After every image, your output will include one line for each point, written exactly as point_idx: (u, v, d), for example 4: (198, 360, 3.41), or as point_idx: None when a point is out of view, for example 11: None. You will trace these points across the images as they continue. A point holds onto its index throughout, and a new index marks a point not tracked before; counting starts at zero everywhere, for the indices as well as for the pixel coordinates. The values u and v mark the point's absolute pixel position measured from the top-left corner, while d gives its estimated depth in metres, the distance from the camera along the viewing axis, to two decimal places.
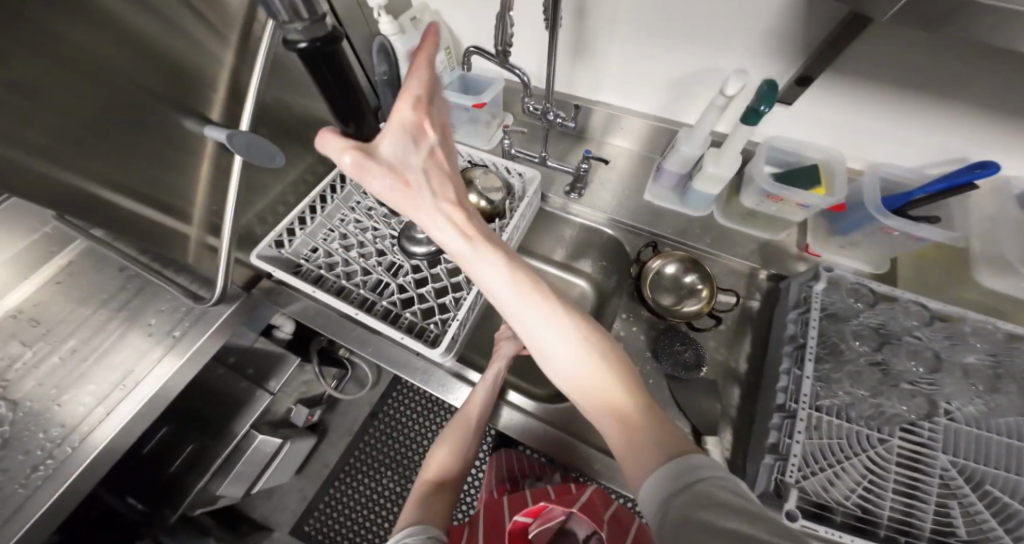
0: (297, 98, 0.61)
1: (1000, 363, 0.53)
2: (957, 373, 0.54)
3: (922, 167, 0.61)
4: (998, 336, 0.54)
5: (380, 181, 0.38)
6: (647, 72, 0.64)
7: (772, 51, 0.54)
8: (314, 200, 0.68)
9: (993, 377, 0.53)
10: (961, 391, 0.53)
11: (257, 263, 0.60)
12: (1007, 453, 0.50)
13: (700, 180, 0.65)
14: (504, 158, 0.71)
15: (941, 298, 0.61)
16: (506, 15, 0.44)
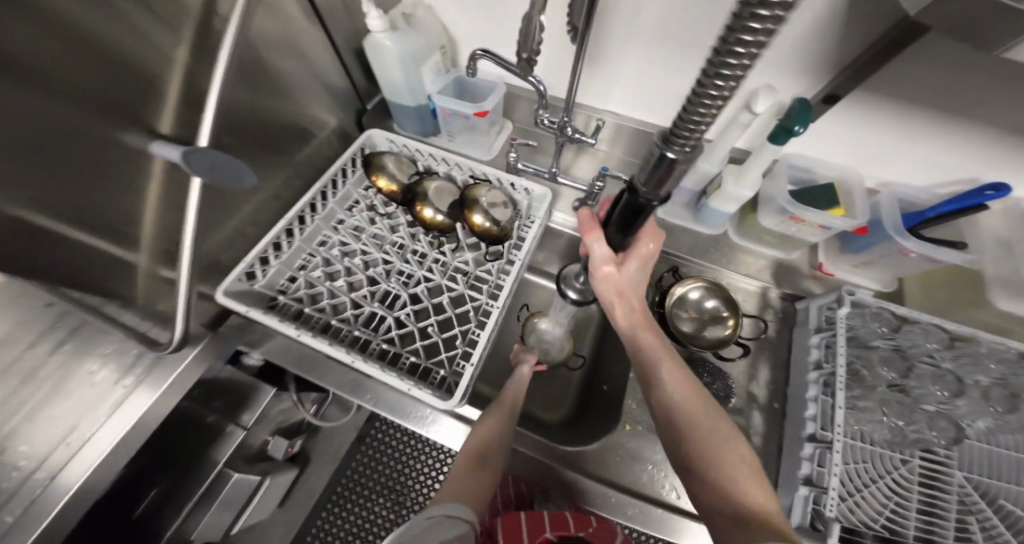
0: (273, 103, 0.54)
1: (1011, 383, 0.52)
2: (977, 396, 0.52)
3: (932, 187, 0.62)
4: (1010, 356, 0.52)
5: (610, 274, 0.46)
6: (659, 82, 0.62)
7: (800, 67, 0.53)
8: (291, 223, 0.61)
9: (1009, 397, 0.51)
10: (979, 413, 0.52)
11: (225, 302, 0.53)
12: (1013, 464, 0.51)
13: (717, 197, 0.63)
14: (509, 173, 0.65)
15: (952, 320, 0.58)
16: (535, 18, 0.40)
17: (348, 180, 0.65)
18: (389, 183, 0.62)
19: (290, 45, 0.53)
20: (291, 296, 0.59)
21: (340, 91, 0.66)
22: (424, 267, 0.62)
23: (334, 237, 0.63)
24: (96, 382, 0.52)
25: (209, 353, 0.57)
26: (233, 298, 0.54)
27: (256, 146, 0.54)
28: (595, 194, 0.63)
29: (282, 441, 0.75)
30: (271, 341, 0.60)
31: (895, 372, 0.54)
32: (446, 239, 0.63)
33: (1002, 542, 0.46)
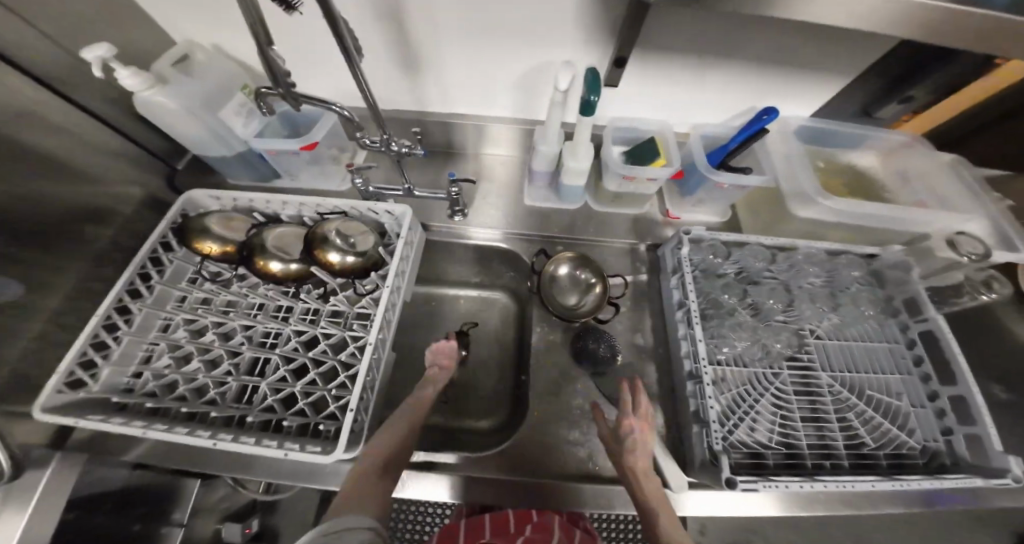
0: (28, 190, 0.47)
1: (834, 279, 0.63)
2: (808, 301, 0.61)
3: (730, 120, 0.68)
4: (822, 256, 0.63)
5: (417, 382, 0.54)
6: (484, 79, 0.61)
7: (590, 39, 0.54)
8: (114, 313, 0.55)
9: (830, 296, 0.62)
10: (817, 314, 0.61)
11: (48, 420, 0.47)
12: (867, 351, 0.59)
13: (569, 176, 0.65)
14: (364, 200, 0.63)
15: (775, 233, 0.67)
16: (269, 50, 0.35)
17: (175, 254, 0.60)
18: (220, 245, 0.57)
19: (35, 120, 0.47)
20: (139, 394, 0.54)
21: (136, 159, 0.60)
22: (289, 323, 0.59)
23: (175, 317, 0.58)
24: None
25: (72, 466, 0.52)
26: (60, 417, 0.47)
27: (17, 243, 0.47)
28: (456, 199, 0.65)
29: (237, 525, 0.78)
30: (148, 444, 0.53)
31: (733, 296, 0.61)
32: (306, 285, 0.60)
33: (882, 429, 0.53)
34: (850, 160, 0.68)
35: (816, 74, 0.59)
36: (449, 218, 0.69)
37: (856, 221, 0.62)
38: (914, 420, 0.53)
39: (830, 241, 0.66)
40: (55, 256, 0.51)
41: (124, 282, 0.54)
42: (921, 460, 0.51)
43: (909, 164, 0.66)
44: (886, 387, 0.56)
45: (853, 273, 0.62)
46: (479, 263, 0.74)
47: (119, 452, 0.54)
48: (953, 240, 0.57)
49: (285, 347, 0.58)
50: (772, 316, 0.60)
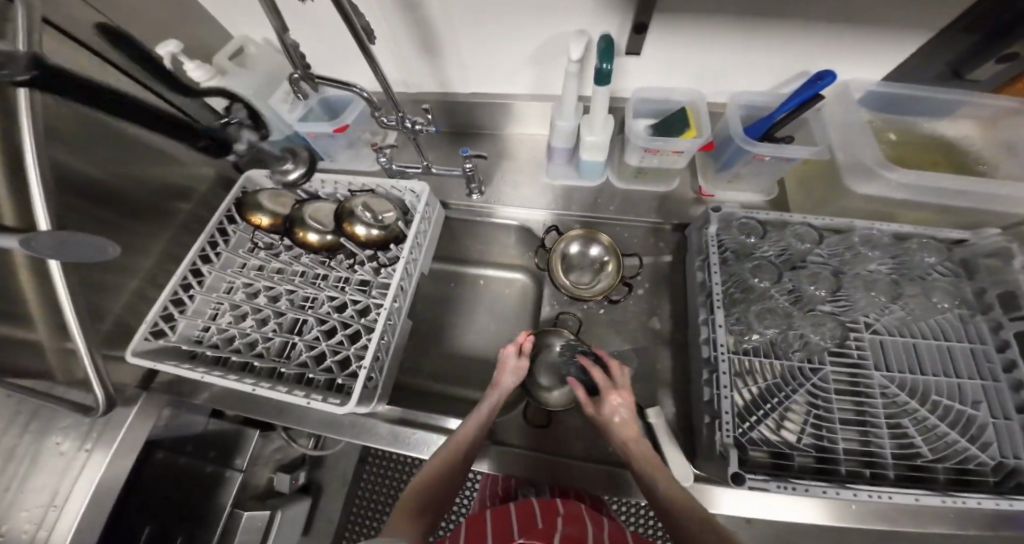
0: (124, 172, 0.58)
1: (900, 264, 0.54)
2: (860, 290, 0.53)
3: (777, 87, 0.61)
4: (889, 239, 0.54)
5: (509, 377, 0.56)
6: (501, 55, 0.61)
7: (605, 7, 0.51)
8: (188, 275, 0.65)
9: (894, 285, 0.53)
10: (872, 305, 0.53)
11: (134, 359, 0.56)
12: (940, 351, 0.50)
13: (586, 151, 0.63)
14: (388, 177, 0.68)
15: (824, 211, 0.60)
16: (284, 36, 0.42)
17: (235, 227, 0.69)
18: (270, 219, 0.65)
19: (131, 115, 0.58)
20: (205, 344, 0.63)
21: (203, 143, 0.70)
22: (323, 289, 0.66)
23: (234, 281, 0.68)
24: (65, 450, 0.53)
25: (153, 408, 0.59)
26: (144, 359, 0.56)
27: (117, 215, 0.58)
28: (472, 176, 0.67)
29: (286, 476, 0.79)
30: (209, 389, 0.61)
31: (769, 278, 0.54)
32: (339, 255, 0.66)
33: (948, 441, 0.44)
34: (934, 130, 0.57)
35: (882, 29, 0.50)
36: (467, 195, 0.71)
37: (932, 199, 0.52)
38: (992, 436, 0.44)
39: (900, 223, 0.57)
40: (143, 229, 0.62)
41: (195, 250, 0.64)
42: (993, 478, 0.43)
43: (1023, 131, 0.52)
44: (961, 394, 0.46)
45: (925, 259, 0.53)
46: (501, 240, 0.74)
47: (193, 395, 0.61)
48: None
49: (319, 310, 0.65)
50: (814, 305, 0.54)
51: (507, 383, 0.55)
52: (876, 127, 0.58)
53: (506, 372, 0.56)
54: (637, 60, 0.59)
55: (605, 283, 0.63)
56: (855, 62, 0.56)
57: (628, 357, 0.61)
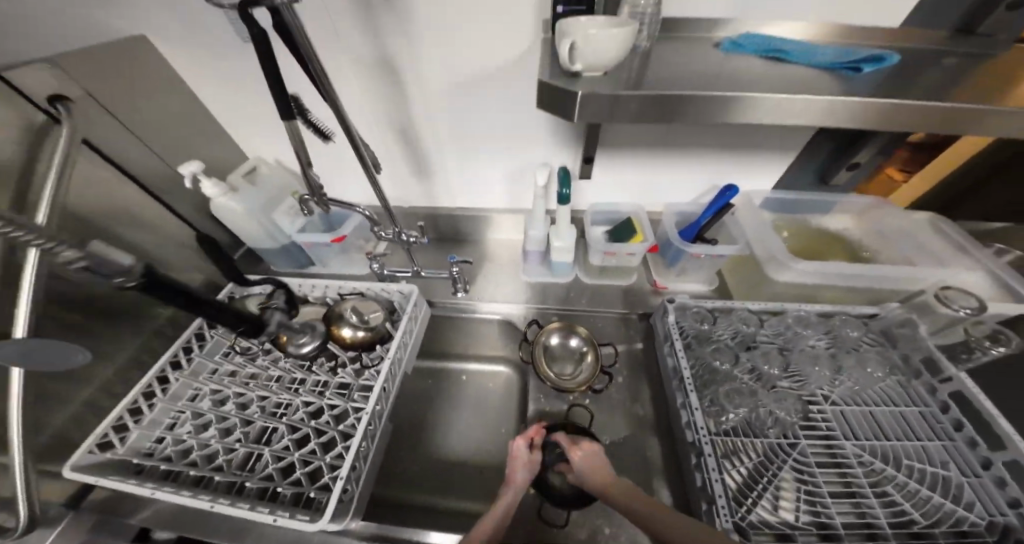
0: None
1: (834, 339, 0.62)
2: (808, 363, 0.59)
3: (699, 198, 0.77)
4: (815, 317, 0.63)
5: (524, 471, 0.53)
6: (480, 180, 0.76)
7: (560, 145, 0.67)
8: (155, 381, 0.62)
9: (833, 358, 0.60)
10: (821, 377, 0.59)
11: (74, 475, 0.51)
12: (897, 416, 0.54)
13: (554, 254, 0.74)
14: (378, 281, 0.74)
15: (759, 297, 0.70)
16: (308, 171, 0.52)
17: (216, 331, 0.69)
18: (253, 323, 0.65)
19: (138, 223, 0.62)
20: (157, 458, 0.57)
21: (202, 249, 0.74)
22: (300, 395, 0.63)
23: (203, 388, 0.64)
24: None
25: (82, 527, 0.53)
26: (82, 473, 0.52)
27: (95, 320, 0.58)
28: (458, 277, 0.74)
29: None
30: (147, 509, 0.55)
31: (725, 359, 0.61)
32: (320, 358, 0.66)
33: (935, 505, 0.46)
34: (823, 225, 0.73)
35: (764, 156, 0.69)
36: (454, 294, 0.77)
37: (840, 282, 0.64)
38: (974, 495, 0.45)
39: (825, 302, 0.67)
40: (116, 329, 0.61)
41: (168, 356, 0.63)
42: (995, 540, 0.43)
43: (886, 221, 0.70)
44: (929, 455, 0.49)
45: (851, 333, 0.61)
46: (482, 337, 0.78)
47: (134, 511, 0.55)
48: (943, 295, 0.57)
49: (292, 417, 0.62)
50: (773, 380, 0.59)
51: (521, 480, 0.52)
52: (779, 225, 0.73)
53: (519, 467, 0.53)
54: (589, 182, 0.75)
55: (586, 374, 0.66)
56: (751, 182, 0.73)
57: (617, 445, 0.61)
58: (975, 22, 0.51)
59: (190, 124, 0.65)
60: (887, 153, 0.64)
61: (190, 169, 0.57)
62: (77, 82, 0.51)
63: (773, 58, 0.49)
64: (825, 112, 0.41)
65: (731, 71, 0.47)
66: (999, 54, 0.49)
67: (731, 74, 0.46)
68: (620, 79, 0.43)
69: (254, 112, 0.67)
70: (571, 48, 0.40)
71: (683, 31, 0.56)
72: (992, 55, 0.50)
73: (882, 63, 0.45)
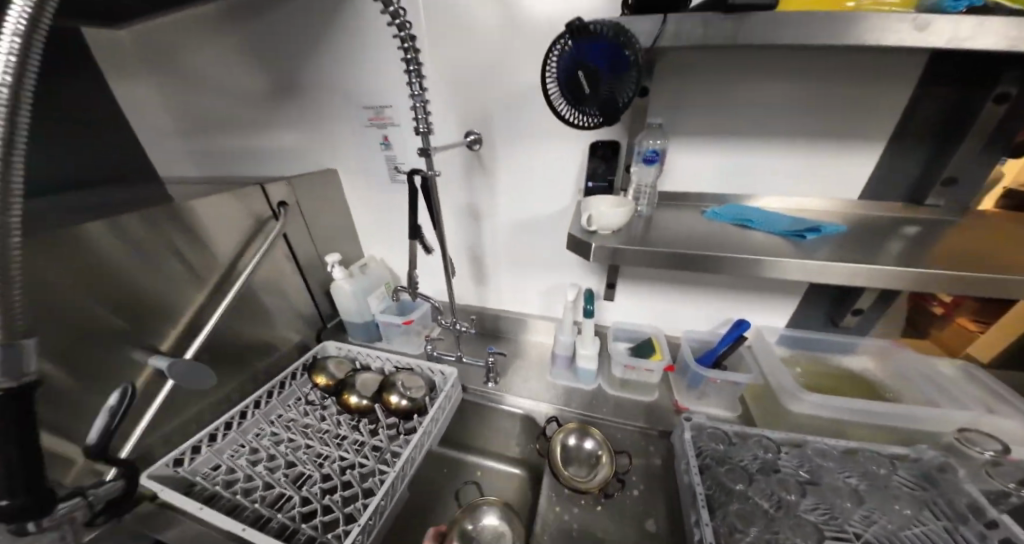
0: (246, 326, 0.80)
1: (870, 477, 0.58)
2: (832, 493, 0.57)
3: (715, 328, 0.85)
4: (839, 453, 0.61)
5: None
6: (523, 291, 0.95)
7: (590, 272, 0.86)
8: (236, 415, 0.75)
9: (857, 492, 0.57)
10: (846, 510, 0.56)
11: (149, 482, 0.60)
12: None
13: (581, 360, 0.83)
14: (427, 360, 0.88)
15: (779, 428, 0.69)
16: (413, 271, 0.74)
17: (293, 382, 0.84)
18: (327, 380, 0.82)
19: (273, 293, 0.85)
20: (208, 481, 0.65)
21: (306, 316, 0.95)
22: (340, 449, 0.72)
23: (265, 428, 0.74)
24: None
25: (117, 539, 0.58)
26: (153, 479, 0.60)
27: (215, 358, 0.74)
28: (492, 367, 0.85)
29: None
30: (174, 528, 0.60)
31: (738, 482, 0.59)
32: (365, 418, 0.78)
33: None
34: (845, 365, 0.76)
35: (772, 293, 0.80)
36: (484, 383, 0.86)
37: (854, 418, 0.65)
38: None
39: (853, 440, 0.66)
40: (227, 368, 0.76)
41: (254, 396, 0.77)
42: None
43: (906, 363, 0.72)
44: None
45: (881, 470, 0.58)
46: (510, 428, 0.83)
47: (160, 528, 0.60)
48: (964, 438, 0.57)
49: (327, 467, 0.69)
50: (795, 510, 0.56)
51: None
52: (792, 360, 0.78)
53: None
54: (615, 303, 0.89)
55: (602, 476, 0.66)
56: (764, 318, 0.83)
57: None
58: (921, 200, 0.66)
59: (336, 228, 0.94)
60: (883, 302, 0.72)
61: (330, 260, 0.83)
62: (294, 193, 0.82)
63: (743, 222, 0.66)
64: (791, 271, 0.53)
65: (715, 226, 0.65)
66: (954, 225, 0.62)
67: (713, 227, 0.65)
68: (627, 233, 0.63)
69: (378, 228, 0.97)
70: (588, 217, 0.62)
71: (689, 199, 0.75)
72: (950, 226, 0.62)
73: (821, 232, 0.59)
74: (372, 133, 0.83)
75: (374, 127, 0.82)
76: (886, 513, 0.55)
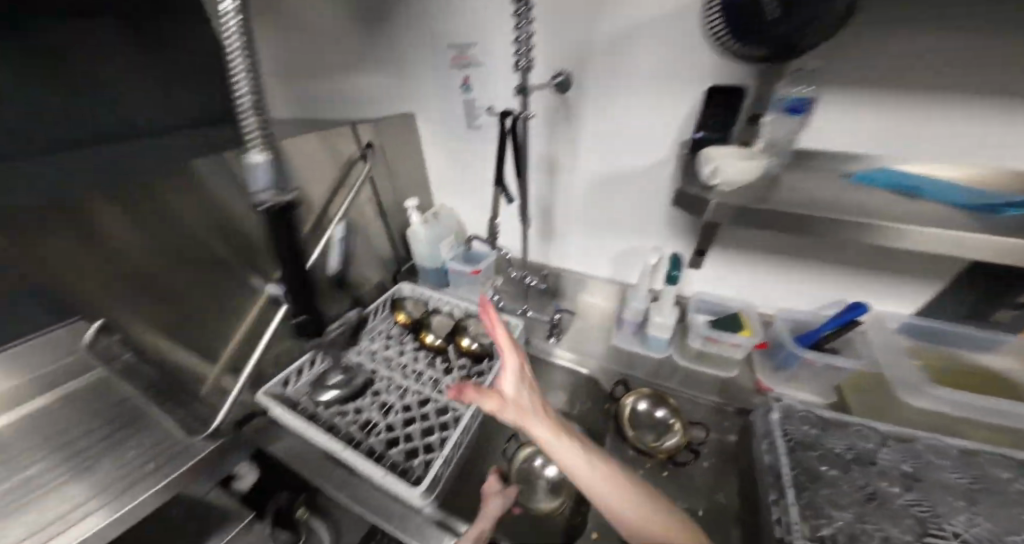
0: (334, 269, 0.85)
1: (988, 483, 0.53)
2: (940, 493, 0.52)
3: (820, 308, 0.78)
4: (951, 452, 0.56)
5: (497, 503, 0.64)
6: (597, 252, 0.91)
7: (676, 236, 0.81)
8: (329, 344, 0.81)
9: (972, 495, 0.52)
10: (955, 510, 0.51)
11: (264, 400, 0.67)
12: None
13: (655, 328, 0.80)
14: (492, 310, 0.88)
15: (886, 421, 0.64)
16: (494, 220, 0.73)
17: (374, 319, 0.88)
18: (406, 319, 0.85)
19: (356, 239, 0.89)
20: (307, 402, 0.72)
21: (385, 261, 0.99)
22: (418, 384, 0.76)
23: (352, 358, 0.80)
24: None
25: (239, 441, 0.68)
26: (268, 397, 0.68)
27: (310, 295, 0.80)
28: (557, 323, 0.86)
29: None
30: (283, 441, 0.70)
31: (833, 467, 0.56)
32: (438, 359, 0.81)
33: None
34: (978, 362, 0.67)
35: (892, 272, 0.70)
36: (547, 339, 0.87)
37: (982, 417, 0.58)
38: None
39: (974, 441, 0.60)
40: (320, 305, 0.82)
41: (342, 329, 0.82)
42: None
43: None
44: None
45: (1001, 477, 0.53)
46: (576, 386, 0.83)
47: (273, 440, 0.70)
48: None
49: (407, 399, 0.74)
50: (891, 503, 0.53)
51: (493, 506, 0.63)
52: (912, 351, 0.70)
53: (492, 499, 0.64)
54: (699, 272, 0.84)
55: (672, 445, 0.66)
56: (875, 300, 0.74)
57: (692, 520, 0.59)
58: None
59: (413, 177, 0.95)
60: None
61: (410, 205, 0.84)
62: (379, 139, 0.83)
63: (905, 192, 0.54)
64: (959, 246, 0.43)
65: (851, 192, 0.56)
66: None
67: (845, 194, 0.56)
68: (749, 192, 0.55)
69: (453, 180, 0.95)
70: (714, 169, 0.55)
71: (818, 159, 0.63)
72: None
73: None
74: (453, 77, 0.80)
75: (455, 69, 0.78)
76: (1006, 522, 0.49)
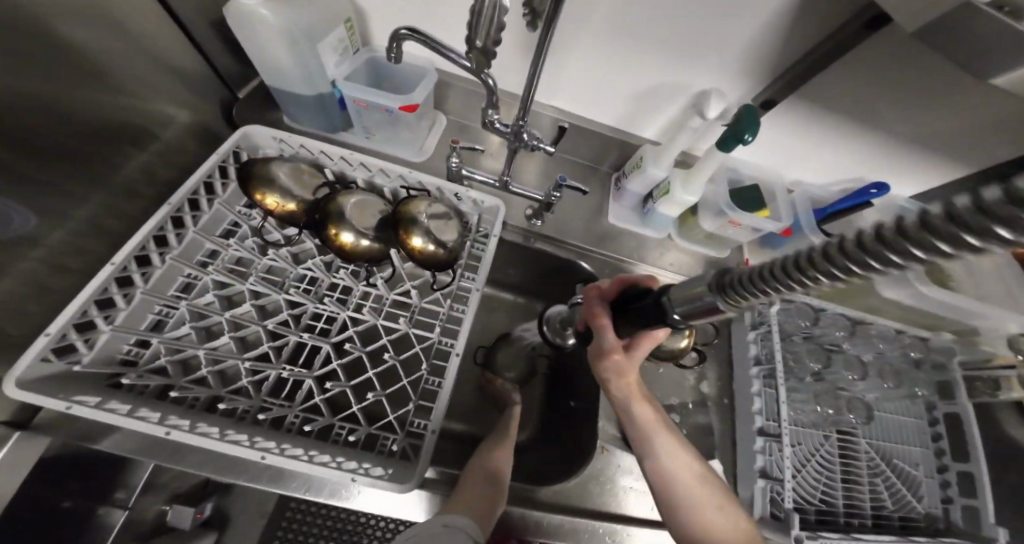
0: (83, 82, 0.37)
1: (905, 359, 0.63)
2: (877, 374, 0.61)
3: (828, 186, 0.70)
4: (891, 334, 0.63)
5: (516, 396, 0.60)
6: (610, 82, 0.60)
7: (738, 74, 0.55)
8: (137, 254, 0.41)
9: (894, 373, 0.62)
10: (875, 385, 0.61)
11: (25, 397, 0.32)
12: (912, 429, 0.60)
13: (666, 204, 0.62)
14: (451, 182, 0.54)
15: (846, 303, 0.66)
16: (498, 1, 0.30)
17: (218, 197, 0.48)
18: (282, 201, 0.47)
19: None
20: (145, 368, 0.40)
21: (198, 72, 0.50)
22: (349, 307, 0.48)
23: (203, 278, 0.45)
24: None
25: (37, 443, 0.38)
26: (35, 393, 0.32)
27: (44, 151, 0.34)
28: (549, 204, 0.59)
29: (188, 508, 0.59)
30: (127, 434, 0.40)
31: (819, 362, 0.60)
32: (377, 268, 0.51)
33: None
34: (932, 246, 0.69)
35: (940, 160, 0.60)
36: (528, 220, 0.65)
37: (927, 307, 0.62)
38: (926, 490, 0.55)
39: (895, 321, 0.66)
40: (79, 182, 0.39)
41: (153, 225, 0.42)
42: (924, 524, 0.54)
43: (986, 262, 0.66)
44: (910, 457, 0.58)
45: (911, 354, 0.63)
46: (546, 272, 0.70)
47: (93, 439, 0.40)
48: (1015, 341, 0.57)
49: (335, 336, 0.46)
50: (839, 386, 0.61)
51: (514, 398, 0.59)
52: None
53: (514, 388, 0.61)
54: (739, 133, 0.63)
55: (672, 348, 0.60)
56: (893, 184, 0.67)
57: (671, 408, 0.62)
58: None
59: None
60: None
61: None
62: None
63: None
64: None
65: None
66: None
67: None
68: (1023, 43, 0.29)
69: None
70: None
71: None
72: None
73: None
74: None
75: None
76: (904, 389, 0.61)
